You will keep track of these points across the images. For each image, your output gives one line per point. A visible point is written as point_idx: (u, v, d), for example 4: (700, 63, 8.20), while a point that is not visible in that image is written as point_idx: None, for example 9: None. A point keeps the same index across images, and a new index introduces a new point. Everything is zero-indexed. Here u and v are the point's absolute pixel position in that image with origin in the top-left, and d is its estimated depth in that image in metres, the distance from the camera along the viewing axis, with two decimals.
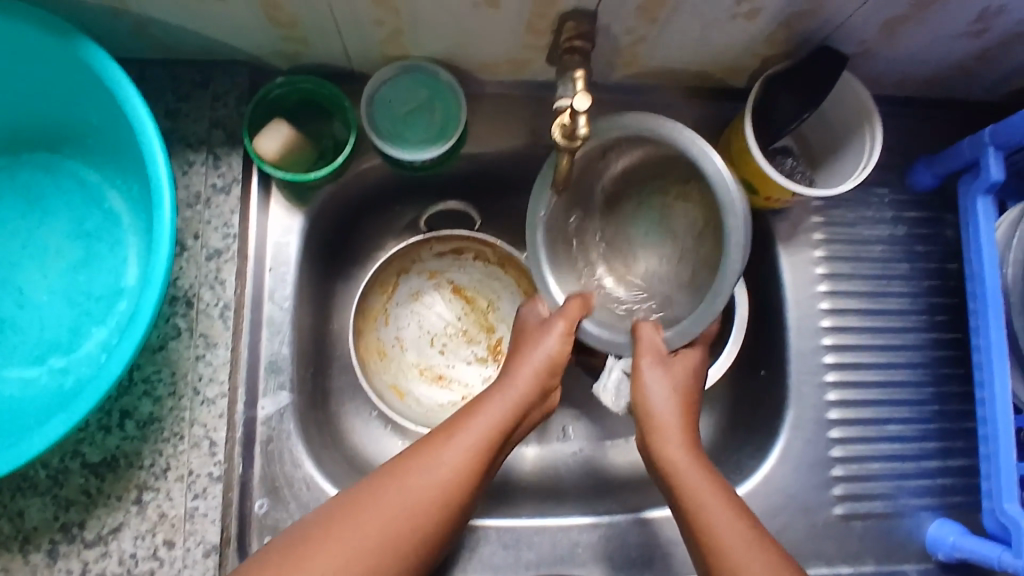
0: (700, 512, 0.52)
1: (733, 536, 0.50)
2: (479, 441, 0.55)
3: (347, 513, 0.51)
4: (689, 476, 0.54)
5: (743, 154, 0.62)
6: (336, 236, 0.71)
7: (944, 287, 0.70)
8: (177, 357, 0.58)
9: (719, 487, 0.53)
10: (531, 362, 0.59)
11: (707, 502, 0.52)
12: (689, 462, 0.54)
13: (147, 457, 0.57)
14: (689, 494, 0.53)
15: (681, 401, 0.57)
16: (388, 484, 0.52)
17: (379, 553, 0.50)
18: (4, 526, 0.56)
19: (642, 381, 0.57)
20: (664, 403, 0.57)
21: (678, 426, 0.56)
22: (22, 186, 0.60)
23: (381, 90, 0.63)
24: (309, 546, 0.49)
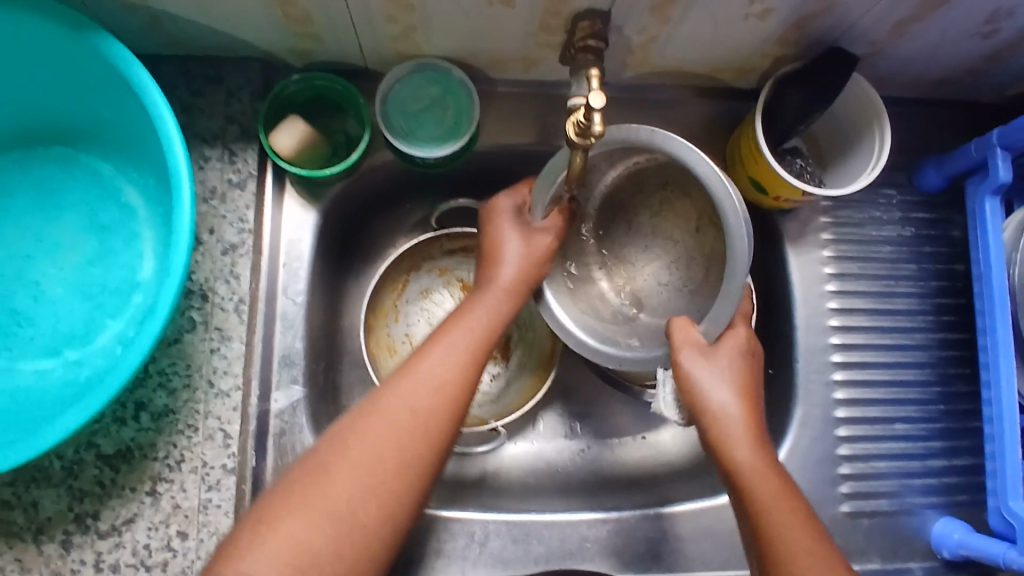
0: (768, 520, 0.52)
1: (794, 536, 0.51)
2: (462, 353, 0.54)
3: (345, 438, 0.50)
4: (759, 479, 0.53)
5: (753, 154, 0.63)
6: (347, 233, 0.71)
7: (951, 288, 0.71)
8: (191, 350, 0.59)
9: (788, 491, 0.53)
10: (507, 272, 0.58)
11: (771, 502, 0.52)
12: (756, 464, 0.53)
13: (160, 449, 0.58)
14: (759, 498, 0.52)
15: (740, 394, 0.56)
16: (386, 406, 0.51)
17: (381, 482, 0.49)
18: (18, 516, 0.57)
19: (701, 377, 0.54)
20: (728, 400, 0.55)
21: (741, 422, 0.55)
22: (37, 180, 0.61)
23: (394, 87, 0.63)
24: (307, 485, 0.48)
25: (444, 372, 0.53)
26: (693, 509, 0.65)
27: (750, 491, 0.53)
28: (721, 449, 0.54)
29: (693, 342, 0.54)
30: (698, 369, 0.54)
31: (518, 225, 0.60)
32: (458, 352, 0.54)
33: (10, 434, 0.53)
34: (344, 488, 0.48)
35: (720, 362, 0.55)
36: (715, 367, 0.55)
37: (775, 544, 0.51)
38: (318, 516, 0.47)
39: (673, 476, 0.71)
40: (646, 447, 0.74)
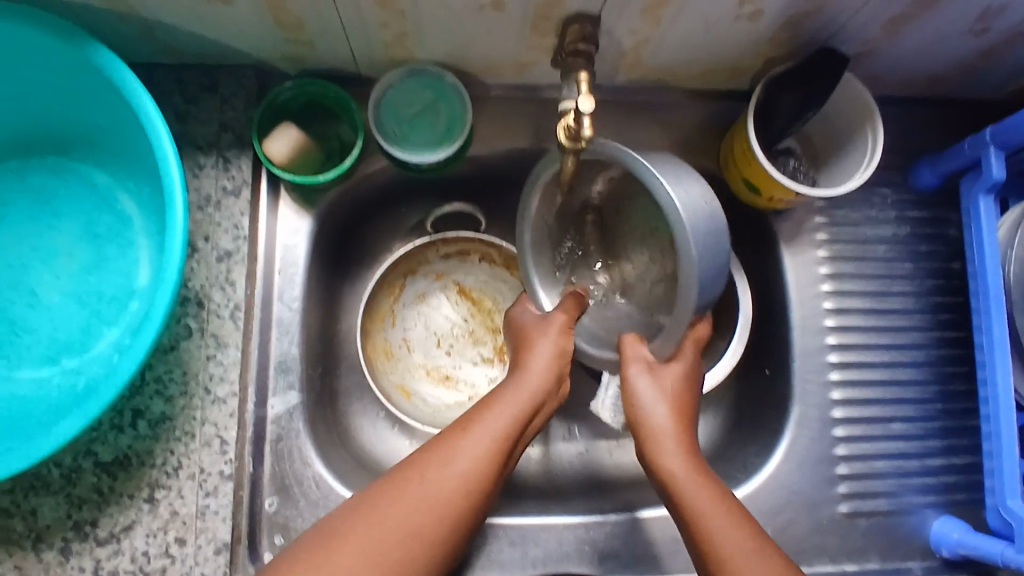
0: (704, 525, 0.52)
1: (735, 543, 0.50)
2: (494, 444, 0.54)
3: (357, 513, 0.50)
4: (688, 487, 0.53)
5: (746, 155, 0.63)
6: (343, 238, 0.71)
7: (947, 286, 0.70)
8: (188, 356, 0.59)
9: (723, 500, 0.53)
10: (537, 362, 0.58)
11: (708, 512, 0.52)
12: (689, 473, 0.54)
13: (158, 456, 0.58)
14: (688, 507, 0.53)
15: (674, 408, 0.57)
16: (399, 482, 0.51)
17: (391, 549, 0.49)
18: (17, 524, 0.57)
19: (639, 392, 0.56)
20: (660, 414, 0.56)
21: (674, 435, 0.56)
22: (33, 189, 0.61)
23: (387, 93, 0.64)
24: (336, 540, 0.49)
25: (489, 445, 0.53)
26: None
27: (683, 501, 0.53)
28: (657, 464, 0.55)
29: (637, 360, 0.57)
30: (637, 381, 0.56)
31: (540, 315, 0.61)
32: (500, 429, 0.55)
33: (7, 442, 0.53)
34: (372, 543, 0.48)
35: (656, 377, 0.57)
36: (647, 382, 0.56)
37: (707, 551, 0.51)
38: (345, 574, 0.47)
39: None
40: None
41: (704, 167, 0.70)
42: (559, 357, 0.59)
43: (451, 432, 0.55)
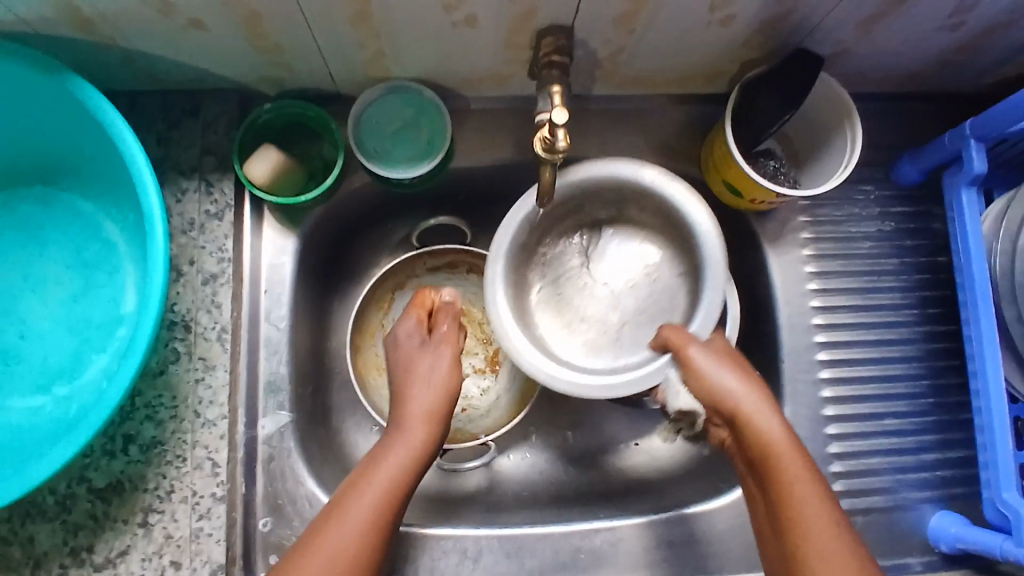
0: (796, 513, 0.49)
1: (817, 524, 0.49)
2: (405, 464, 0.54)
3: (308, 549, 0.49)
4: (785, 458, 0.50)
5: (726, 158, 0.63)
6: (330, 256, 0.72)
7: (935, 280, 0.70)
8: (177, 381, 0.59)
9: (812, 473, 0.50)
10: (419, 404, 0.58)
11: (798, 489, 0.50)
12: (783, 449, 0.51)
13: (151, 480, 0.58)
14: (783, 489, 0.50)
15: (750, 381, 0.54)
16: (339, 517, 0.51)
17: None
18: (14, 552, 0.58)
19: (708, 368, 0.54)
20: (743, 391, 0.53)
21: (763, 409, 0.52)
22: (19, 219, 0.62)
23: (367, 110, 0.64)
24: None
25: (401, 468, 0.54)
26: (682, 514, 0.65)
27: (775, 478, 0.50)
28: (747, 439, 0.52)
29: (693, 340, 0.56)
30: (698, 361, 0.55)
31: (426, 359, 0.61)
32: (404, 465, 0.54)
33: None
34: None
35: (713, 354, 0.55)
36: (714, 358, 0.55)
37: (804, 537, 0.49)
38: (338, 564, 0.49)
39: (667, 482, 0.71)
40: (638, 454, 0.74)
41: (687, 171, 0.70)
42: (436, 414, 0.58)
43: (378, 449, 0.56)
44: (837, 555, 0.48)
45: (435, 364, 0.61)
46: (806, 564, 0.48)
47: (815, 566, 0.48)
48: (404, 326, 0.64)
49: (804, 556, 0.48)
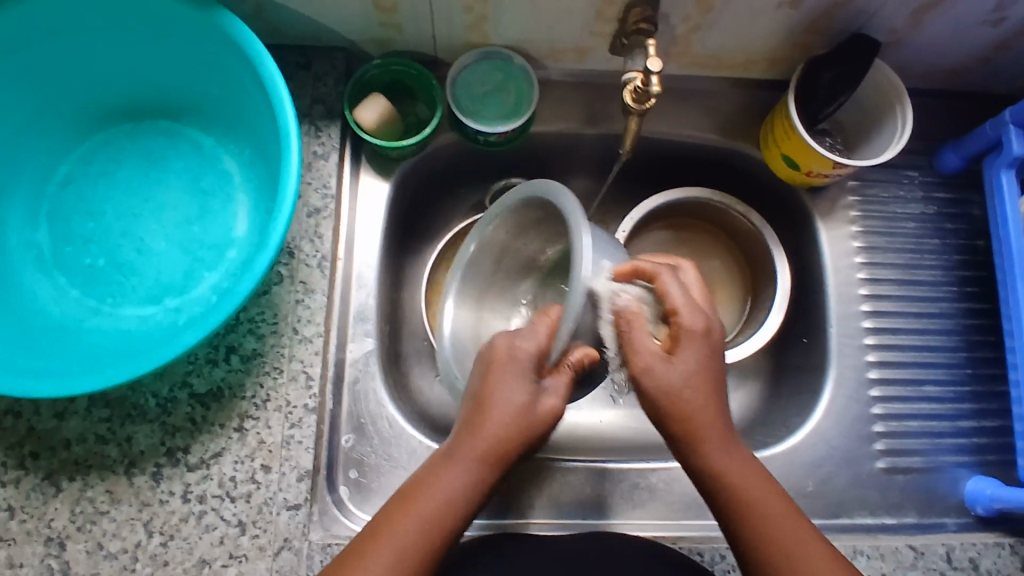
0: (763, 537, 0.53)
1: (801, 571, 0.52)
2: (476, 458, 0.52)
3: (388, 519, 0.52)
4: (757, 504, 0.54)
5: (787, 132, 0.69)
6: (412, 212, 0.78)
7: (973, 262, 0.75)
8: (279, 300, 0.65)
9: (790, 525, 0.54)
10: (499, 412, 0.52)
11: (776, 536, 0.53)
12: (747, 485, 0.54)
13: (248, 389, 0.63)
14: (765, 532, 0.53)
15: (695, 397, 0.54)
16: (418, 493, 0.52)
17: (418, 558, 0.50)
18: (112, 450, 0.62)
19: (659, 370, 0.54)
20: (693, 404, 0.54)
21: (715, 431, 0.55)
22: (143, 150, 0.68)
23: (462, 74, 0.70)
24: (387, 527, 0.51)
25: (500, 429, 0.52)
26: None
27: (739, 505, 0.54)
28: (704, 463, 0.55)
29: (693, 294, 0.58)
30: (666, 377, 0.54)
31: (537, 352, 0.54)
32: (462, 484, 0.52)
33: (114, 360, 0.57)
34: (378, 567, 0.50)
35: (671, 360, 0.54)
36: (684, 362, 0.54)
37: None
38: None
39: None
40: None
41: (747, 148, 0.76)
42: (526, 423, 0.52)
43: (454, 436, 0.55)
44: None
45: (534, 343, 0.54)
46: None
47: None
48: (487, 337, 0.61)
49: None
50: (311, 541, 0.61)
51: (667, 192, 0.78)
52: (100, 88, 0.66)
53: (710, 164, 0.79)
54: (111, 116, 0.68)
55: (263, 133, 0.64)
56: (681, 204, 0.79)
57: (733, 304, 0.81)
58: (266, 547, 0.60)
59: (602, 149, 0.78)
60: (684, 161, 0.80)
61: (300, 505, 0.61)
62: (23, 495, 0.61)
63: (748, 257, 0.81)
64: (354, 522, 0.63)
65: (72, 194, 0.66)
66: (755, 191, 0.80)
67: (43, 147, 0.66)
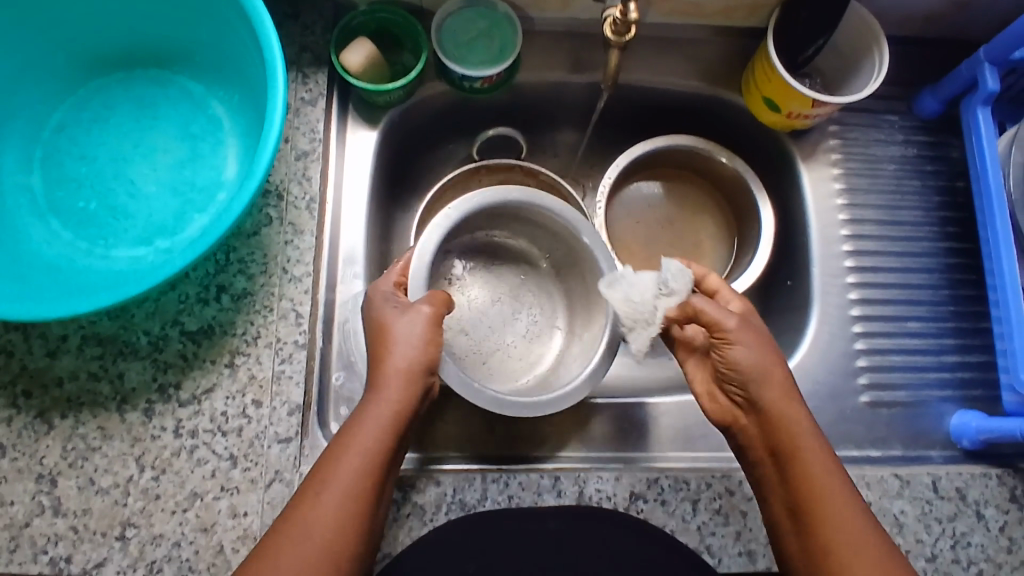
0: (819, 493, 0.56)
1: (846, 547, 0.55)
2: (362, 460, 0.54)
3: (306, 495, 0.53)
4: (824, 478, 0.57)
5: (767, 73, 0.70)
6: (399, 166, 0.79)
7: (954, 203, 0.77)
8: (268, 241, 0.66)
9: (851, 502, 0.56)
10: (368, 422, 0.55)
11: (832, 509, 0.56)
12: (817, 458, 0.57)
13: (239, 326, 0.64)
14: (823, 506, 0.56)
15: (778, 364, 0.59)
16: (330, 467, 0.54)
17: (335, 540, 0.52)
18: (104, 387, 0.62)
19: (751, 346, 0.59)
20: (773, 370, 0.59)
21: (788, 398, 0.59)
22: (133, 97, 0.69)
23: (447, 20, 0.72)
24: (305, 504, 0.53)
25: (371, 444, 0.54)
26: None
27: (803, 458, 0.57)
28: (775, 413, 0.59)
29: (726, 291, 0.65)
30: (737, 338, 0.59)
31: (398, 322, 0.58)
32: (361, 471, 0.54)
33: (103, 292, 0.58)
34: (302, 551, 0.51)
35: (750, 332, 0.60)
36: (748, 342, 0.59)
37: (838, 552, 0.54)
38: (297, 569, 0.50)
39: None
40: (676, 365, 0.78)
41: (729, 95, 0.77)
42: (389, 433, 0.55)
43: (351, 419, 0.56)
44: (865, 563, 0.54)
45: (412, 326, 0.57)
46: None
47: (838, 544, 0.55)
48: (380, 287, 0.60)
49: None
50: (303, 473, 0.61)
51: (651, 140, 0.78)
52: (90, 37, 0.67)
53: (694, 113, 0.81)
54: (100, 65, 0.69)
55: (251, 77, 0.65)
56: (666, 153, 0.80)
57: (719, 253, 0.83)
58: (258, 479, 0.61)
59: (586, 99, 0.79)
60: (667, 111, 0.81)
61: (291, 439, 0.61)
62: (15, 433, 0.61)
63: (733, 205, 0.82)
64: None
65: (64, 140, 0.68)
66: (738, 138, 0.81)
67: (35, 94, 0.67)
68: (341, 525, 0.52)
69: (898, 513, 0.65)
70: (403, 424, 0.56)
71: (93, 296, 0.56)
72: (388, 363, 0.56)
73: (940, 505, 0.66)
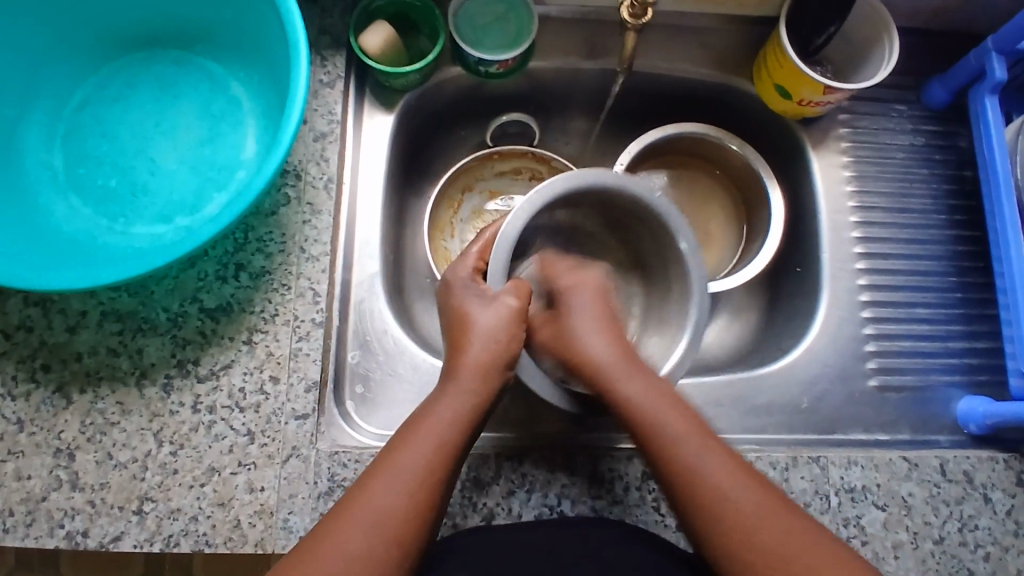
0: (676, 457, 0.55)
1: (730, 502, 0.52)
2: (430, 452, 0.54)
3: (364, 485, 0.53)
4: (672, 442, 0.55)
5: (780, 60, 0.71)
6: (414, 150, 0.80)
7: (962, 191, 0.77)
8: (287, 221, 0.66)
9: (721, 458, 0.55)
10: (436, 418, 0.56)
11: (694, 470, 0.54)
12: (653, 423, 0.56)
13: (257, 304, 0.64)
14: (682, 470, 0.54)
15: (616, 343, 0.61)
16: (392, 459, 0.54)
17: (401, 530, 0.51)
18: (123, 362, 0.63)
19: (581, 327, 0.62)
20: (604, 350, 0.60)
21: (623, 365, 0.59)
22: (152, 77, 0.70)
23: (465, 5, 0.72)
24: (359, 496, 0.53)
25: (443, 436, 0.55)
26: (729, 379, 0.70)
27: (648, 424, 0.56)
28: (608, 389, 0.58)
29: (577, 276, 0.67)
30: (575, 329, 0.62)
31: (476, 298, 0.61)
32: (430, 460, 0.54)
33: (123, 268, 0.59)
34: (351, 542, 0.50)
35: (575, 313, 0.63)
36: (605, 336, 0.61)
37: (710, 514, 0.52)
38: (354, 556, 0.50)
39: (716, 365, 0.76)
40: None
41: (740, 83, 0.78)
42: (461, 423, 0.56)
43: (412, 419, 0.57)
44: (756, 520, 0.52)
45: (497, 318, 0.60)
46: (721, 535, 0.52)
47: (722, 507, 0.52)
48: (458, 273, 0.63)
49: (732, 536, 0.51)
50: (320, 449, 0.62)
51: (663, 127, 0.79)
52: (112, 16, 0.67)
53: (706, 101, 0.81)
54: (120, 44, 0.70)
55: (271, 58, 0.66)
56: (677, 141, 0.81)
57: (729, 240, 0.84)
58: (275, 455, 0.61)
59: (600, 85, 0.80)
60: (679, 98, 0.82)
61: (308, 415, 0.62)
62: (33, 408, 0.62)
63: (743, 193, 0.83)
64: (361, 433, 0.64)
65: (84, 119, 0.68)
66: (748, 126, 0.82)
67: (56, 73, 0.67)
68: (406, 515, 0.52)
69: (906, 495, 0.66)
70: (476, 420, 0.58)
71: (116, 271, 0.56)
72: (467, 357, 0.59)
73: (947, 488, 0.66)
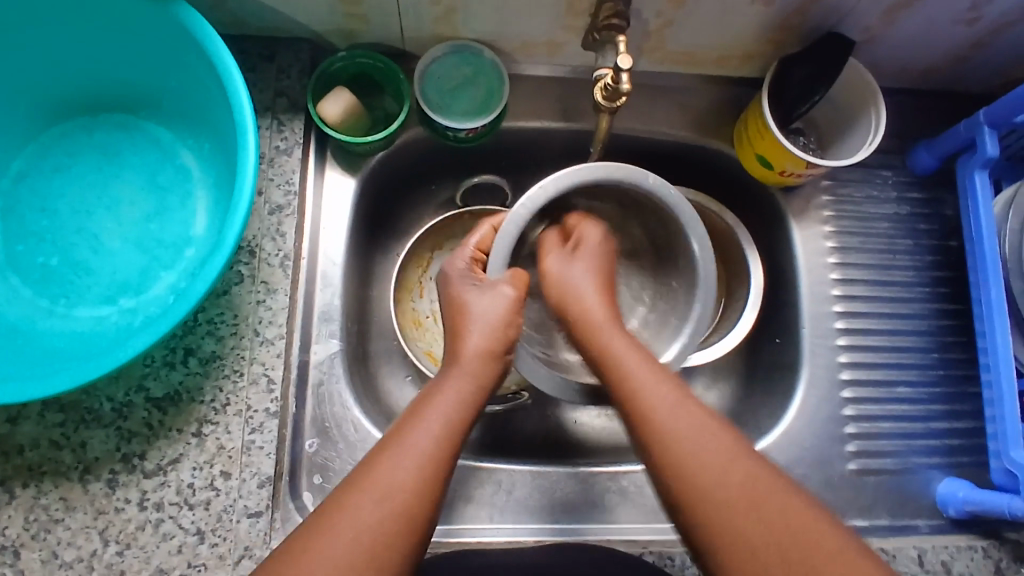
0: (660, 428, 0.51)
1: (714, 471, 0.48)
2: (440, 434, 0.51)
3: (378, 455, 0.49)
4: (650, 391, 0.52)
5: (760, 130, 0.67)
6: (380, 210, 0.76)
7: (947, 262, 0.75)
8: (239, 301, 0.63)
9: (705, 421, 0.51)
10: (439, 408, 0.52)
11: (683, 433, 0.50)
12: (637, 370, 0.54)
13: (207, 392, 0.61)
14: (666, 441, 0.50)
15: (608, 298, 0.60)
16: (394, 446, 0.50)
17: (393, 523, 0.46)
18: (66, 456, 0.60)
19: (577, 276, 0.60)
20: (590, 298, 0.59)
21: (613, 329, 0.57)
22: (99, 143, 0.66)
23: (431, 66, 0.69)
24: (374, 470, 0.49)
25: (449, 417, 0.52)
26: None
27: (622, 380, 0.54)
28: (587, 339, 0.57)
29: (556, 256, 0.62)
30: (581, 251, 0.62)
31: (472, 284, 0.59)
32: (435, 447, 0.50)
33: (58, 365, 0.55)
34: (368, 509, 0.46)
35: (570, 260, 0.61)
36: (586, 259, 0.61)
37: (692, 488, 0.48)
38: (351, 540, 0.45)
39: None
40: None
41: (722, 147, 0.75)
42: (467, 400, 0.53)
43: (414, 407, 0.53)
44: (747, 491, 0.47)
45: (493, 306, 0.57)
46: (698, 509, 0.47)
47: (697, 480, 0.48)
48: (457, 263, 0.60)
49: (713, 515, 0.47)
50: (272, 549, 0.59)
51: None
52: (56, 79, 0.63)
53: (685, 163, 0.78)
54: (63, 108, 0.66)
55: (223, 128, 0.62)
56: None
57: (707, 303, 0.80)
58: (227, 556, 0.58)
59: (575, 146, 0.76)
60: (658, 158, 0.78)
61: (261, 513, 0.59)
62: None
63: (723, 256, 0.80)
64: None
65: (25, 190, 0.64)
66: (729, 187, 0.79)
67: None
68: (406, 502, 0.47)
69: None
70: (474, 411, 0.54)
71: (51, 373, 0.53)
72: (466, 344, 0.56)
73: None
